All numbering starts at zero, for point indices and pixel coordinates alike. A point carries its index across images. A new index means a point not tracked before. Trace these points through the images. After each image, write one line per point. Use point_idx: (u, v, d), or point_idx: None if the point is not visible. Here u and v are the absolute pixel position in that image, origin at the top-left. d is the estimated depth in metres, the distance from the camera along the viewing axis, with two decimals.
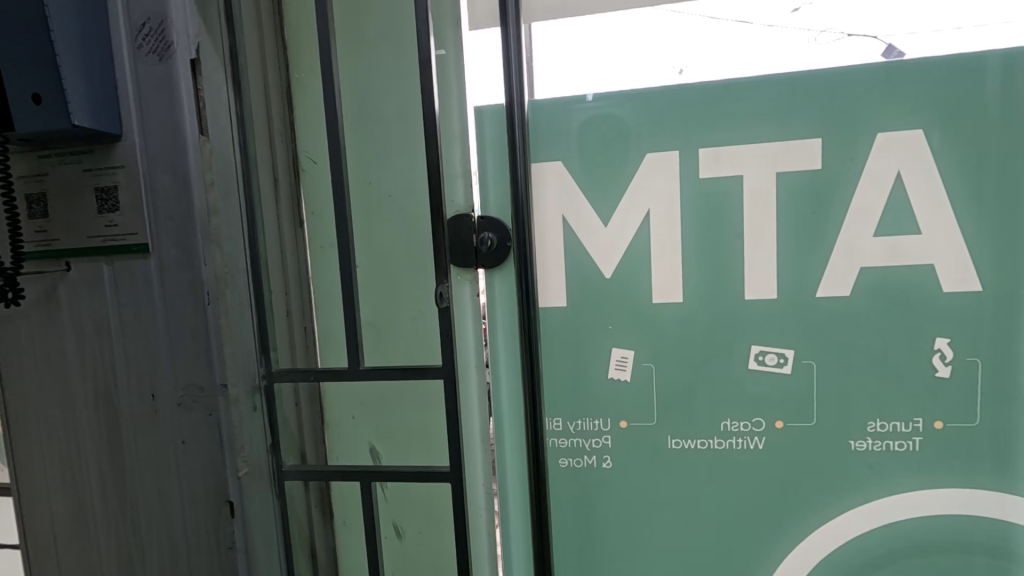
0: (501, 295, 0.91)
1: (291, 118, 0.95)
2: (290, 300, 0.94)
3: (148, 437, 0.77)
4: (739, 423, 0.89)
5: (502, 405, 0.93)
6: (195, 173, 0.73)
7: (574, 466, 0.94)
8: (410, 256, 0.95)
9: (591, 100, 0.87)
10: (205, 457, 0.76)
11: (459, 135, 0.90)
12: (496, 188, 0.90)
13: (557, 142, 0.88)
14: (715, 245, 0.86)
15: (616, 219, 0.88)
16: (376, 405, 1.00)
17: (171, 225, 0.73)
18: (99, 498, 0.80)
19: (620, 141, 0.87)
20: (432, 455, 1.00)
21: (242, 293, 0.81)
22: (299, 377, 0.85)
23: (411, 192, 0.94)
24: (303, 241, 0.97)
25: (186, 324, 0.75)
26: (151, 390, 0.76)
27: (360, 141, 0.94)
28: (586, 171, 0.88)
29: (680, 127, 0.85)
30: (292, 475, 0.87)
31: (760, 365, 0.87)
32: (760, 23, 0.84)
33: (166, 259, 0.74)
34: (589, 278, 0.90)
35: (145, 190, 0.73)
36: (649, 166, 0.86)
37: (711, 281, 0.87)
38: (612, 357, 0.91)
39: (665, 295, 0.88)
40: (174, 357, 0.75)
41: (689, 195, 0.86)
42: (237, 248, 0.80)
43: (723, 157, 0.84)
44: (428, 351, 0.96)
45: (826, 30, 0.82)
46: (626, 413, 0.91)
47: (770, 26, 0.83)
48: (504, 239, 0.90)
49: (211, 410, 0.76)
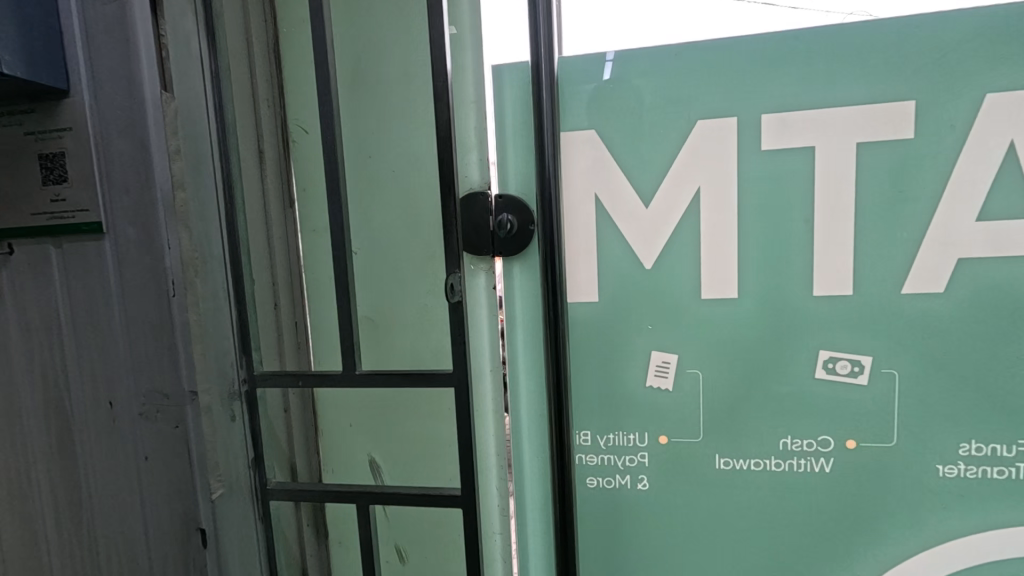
0: (520, 289, 0.79)
1: (279, 79, 0.82)
2: (277, 292, 0.81)
3: (106, 450, 0.65)
4: (801, 441, 0.75)
5: (521, 414, 0.81)
6: (154, 136, 0.60)
7: (604, 486, 0.81)
8: (415, 243, 0.82)
9: (632, 73, 0.73)
10: (172, 476, 0.64)
11: (473, 101, 0.77)
12: (516, 162, 0.77)
13: (590, 107, 0.74)
14: (779, 230, 0.72)
15: (659, 199, 0.74)
16: (376, 413, 0.88)
17: (127, 200, 0.61)
18: (52, 518, 0.68)
19: (665, 107, 0.73)
20: (441, 470, 0.88)
21: (218, 284, 0.68)
22: (285, 381, 0.72)
23: (416, 168, 0.80)
24: (294, 223, 0.84)
25: (148, 318, 0.62)
26: (109, 396, 0.64)
27: (357, 109, 0.81)
28: (624, 142, 0.74)
29: (739, 90, 0.71)
30: (278, 494, 0.75)
31: (829, 374, 0.73)
32: (785, 5, 0.70)
33: (123, 241, 0.61)
34: (625, 270, 0.77)
35: (97, 156, 0.61)
36: (700, 136, 0.72)
37: (772, 274, 0.73)
38: (652, 362, 0.78)
39: (717, 290, 0.75)
40: (136, 357, 0.63)
41: (748, 171, 0.71)
42: (211, 229, 0.67)
43: (790, 125, 0.70)
44: (435, 352, 0.83)
45: (854, 13, 0.70)
46: (667, 427, 0.78)
47: (795, 8, 0.70)
48: (525, 222, 0.76)
49: (178, 421, 0.63)
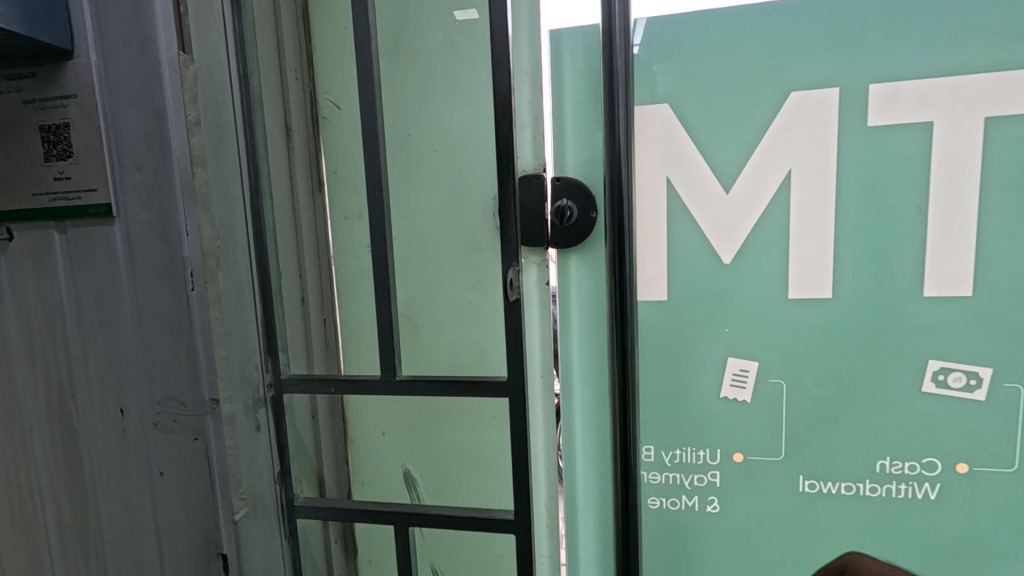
0: (577, 284, 0.70)
1: (308, 49, 0.74)
2: (305, 286, 0.73)
3: (115, 463, 0.58)
4: (902, 464, 0.65)
5: (575, 423, 0.73)
6: (171, 105, 0.52)
7: (668, 508, 0.72)
8: (458, 234, 0.73)
9: (714, 37, 0.63)
10: (190, 494, 0.56)
11: (528, 70, 0.68)
12: (575, 142, 0.68)
13: (664, 77, 0.65)
14: (885, 220, 0.62)
15: (742, 184, 0.65)
16: (411, 420, 0.80)
17: (140, 178, 0.53)
18: (57, 536, 0.61)
19: (752, 77, 0.63)
20: (483, 486, 0.79)
21: (242, 277, 0.60)
22: (316, 386, 0.64)
23: (461, 148, 0.71)
24: (322, 209, 0.76)
25: (163, 314, 0.54)
26: (120, 403, 0.56)
27: (395, 80, 0.72)
28: (703, 118, 0.65)
29: (840, 57, 0.61)
30: (306, 512, 0.67)
31: (939, 388, 0.63)
32: None
33: (136, 226, 0.53)
34: (699, 264, 0.67)
35: (105, 127, 0.53)
36: (795, 110, 0.62)
37: (875, 271, 0.63)
38: (728, 370, 0.68)
39: (808, 288, 0.65)
40: (150, 359, 0.55)
41: (850, 151, 0.62)
42: (235, 214, 0.59)
43: (903, 97, 0.60)
44: (479, 354, 0.75)
45: None
46: (743, 444, 0.69)
47: None
48: (587, 209, 0.68)
49: (198, 432, 0.55)
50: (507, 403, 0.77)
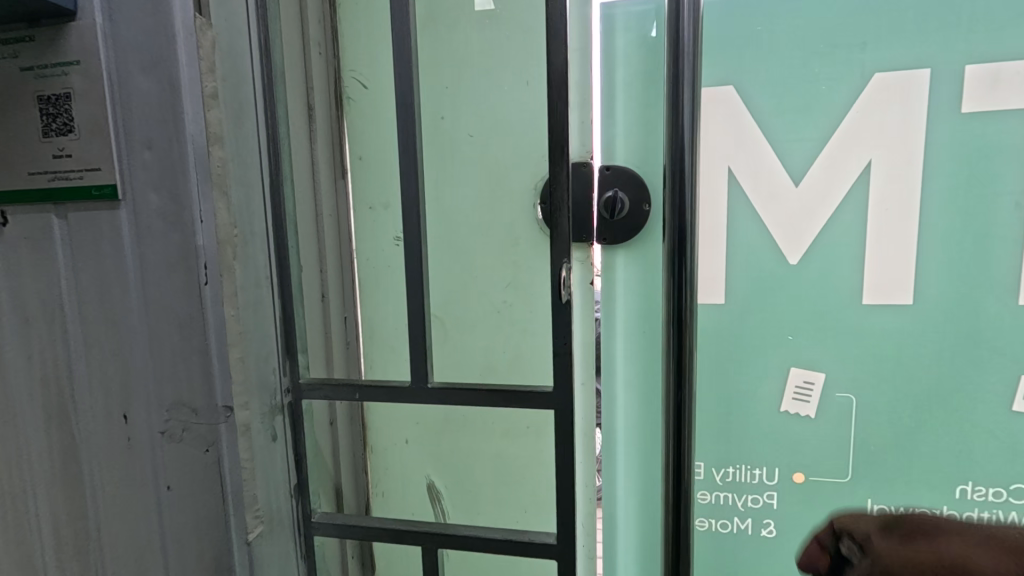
0: (623, 285, 0.64)
1: (333, 21, 0.68)
2: (325, 281, 0.67)
3: (117, 475, 0.52)
4: (986, 490, 0.60)
5: (618, 436, 0.67)
6: (185, 75, 0.46)
7: (719, 530, 0.67)
8: (495, 228, 0.67)
9: (789, 11, 0.56)
10: (199, 511, 0.51)
11: (577, 48, 0.61)
12: (627, 128, 0.62)
13: (730, 56, 0.58)
14: (979, 219, 0.56)
15: (814, 176, 0.58)
16: (437, 429, 0.74)
17: (150, 158, 0.47)
18: (54, 551, 0.56)
19: (830, 57, 0.56)
20: (512, 502, 0.73)
21: (260, 271, 0.54)
22: (338, 392, 0.58)
23: (500, 134, 0.66)
24: (345, 198, 0.71)
25: (173, 311, 0.49)
26: (123, 408, 0.51)
27: (427, 57, 0.66)
28: (773, 102, 0.58)
29: (933, 34, 0.54)
30: (325, 529, 0.61)
31: None
32: None
33: (145, 211, 0.48)
34: (762, 266, 0.61)
35: (112, 99, 0.47)
36: (880, 94, 0.56)
37: (965, 276, 0.57)
38: (790, 382, 0.62)
39: (885, 294, 0.58)
40: (159, 360, 0.49)
41: (939, 141, 0.55)
42: (253, 201, 0.53)
43: (1002, 80, 0.53)
44: (514, 358, 0.69)
45: None
46: (804, 463, 0.63)
47: None
48: (640, 201, 0.62)
49: (210, 443, 0.50)
50: (550, 413, 0.70)
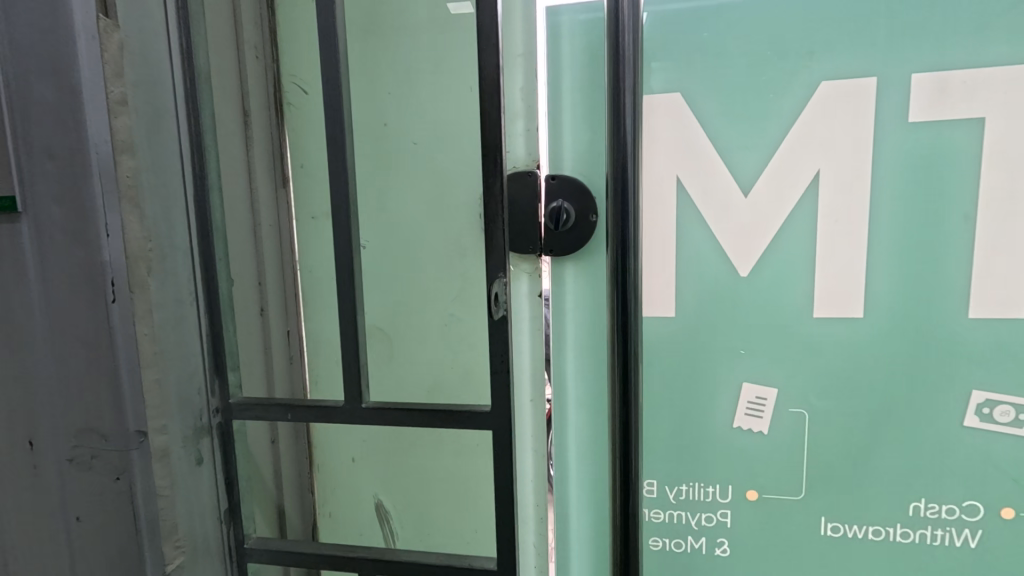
0: (573, 297, 0.62)
1: (272, 24, 0.65)
2: (264, 294, 0.64)
3: (24, 504, 0.49)
4: (939, 506, 0.58)
5: (570, 454, 0.65)
6: (87, 80, 0.43)
7: (673, 550, 0.65)
8: (441, 238, 0.65)
9: (737, 17, 0.55)
10: (112, 542, 0.48)
11: (521, 53, 0.59)
12: (573, 136, 0.60)
13: (677, 63, 0.57)
14: (928, 231, 0.54)
15: (763, 186, 0.57)
16: (386, 447, 0.71)
17: (52, 168, 0.44)
18: None
19: (778, 64, 0.55)
20: (463, 522, 0.71)
21: (182, 286, 0.51)
22: (269, 412, 0.55)
23: (444, 141, 0.63)
24: (287, 208, 0.68)
25: (79, 331, 0.45)
26: (30, 435, 0.48)
27: (370, 63, 0.64)
28: (721, 110, 0.57)
29: (880, 42, 0.53)
30: (258, 556, 0.57)
31: (983, 422, 0.56)
32: None
33: (47, 224, 0.44)
34: (713, 278, 0.59)
35: (11, 107, 0.44)
36: (828, 102, 0.54)
37: (914, 289, 0.55)
38: (743, 397, 0.60)
39: (835, 307, 0.57)
40: (66, 383, 0.46)
41: (888, 151, 0.54)
42: (173, 212, 0.50)
43: (949, 89, 0.52)
44: (463, 372, 0.67)
45: None
46: (758, 480, 0.62)
47: None
48: (587, 210, 0.60)
49: (121, 471, 0.47)
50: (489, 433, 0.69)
